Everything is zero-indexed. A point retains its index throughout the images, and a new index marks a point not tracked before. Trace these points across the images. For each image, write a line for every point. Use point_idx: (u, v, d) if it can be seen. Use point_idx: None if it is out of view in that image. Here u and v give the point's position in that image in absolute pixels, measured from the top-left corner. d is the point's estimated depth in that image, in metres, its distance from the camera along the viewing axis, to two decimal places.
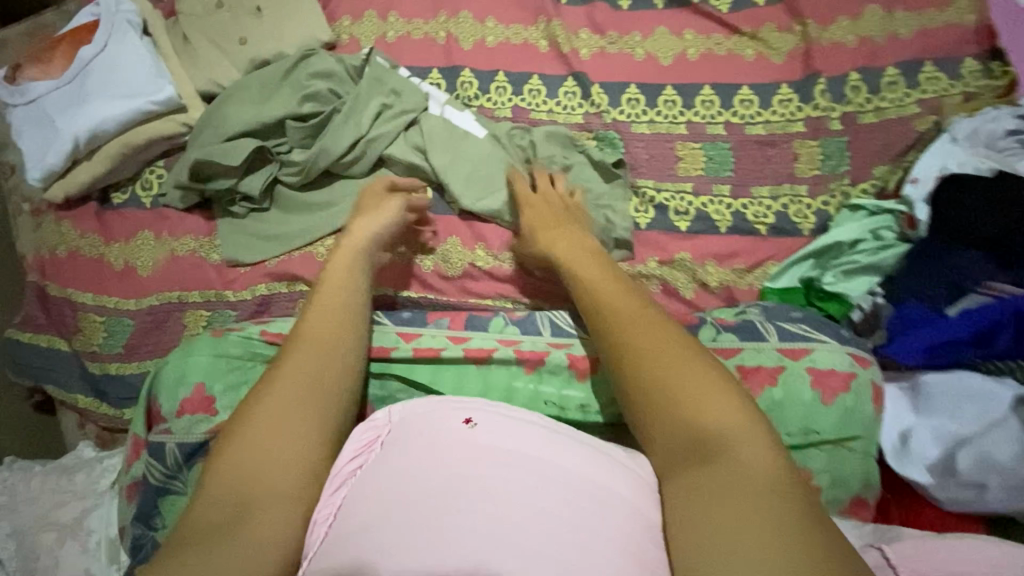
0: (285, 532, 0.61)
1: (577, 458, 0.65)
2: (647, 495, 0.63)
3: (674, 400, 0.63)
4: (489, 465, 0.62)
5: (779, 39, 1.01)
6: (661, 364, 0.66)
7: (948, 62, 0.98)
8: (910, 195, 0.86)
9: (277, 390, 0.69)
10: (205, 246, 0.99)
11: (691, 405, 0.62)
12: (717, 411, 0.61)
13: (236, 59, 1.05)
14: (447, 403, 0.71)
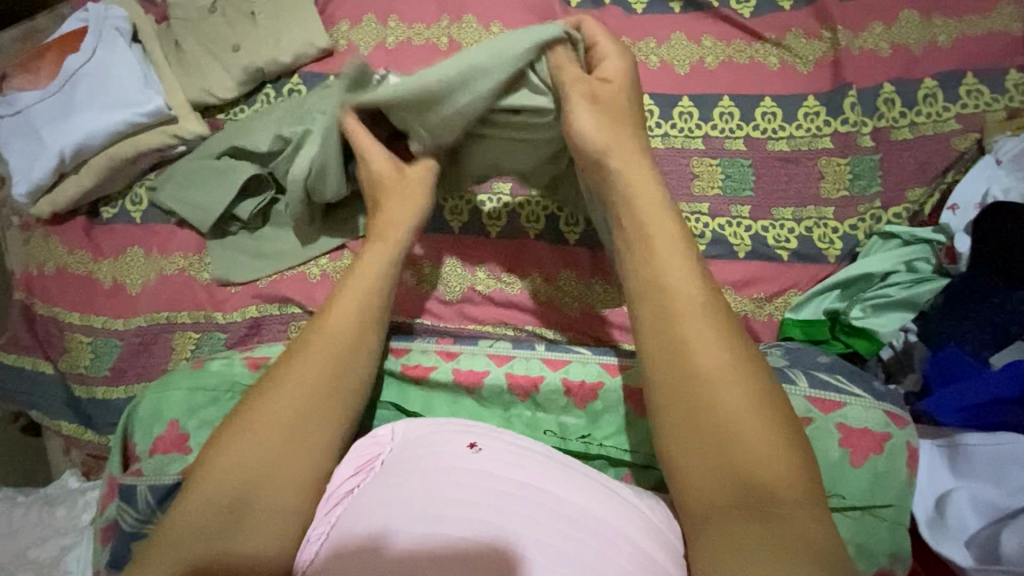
0: (274, 551, 0.56)
1: (588, 494, 0.59)
2: (656, 539, 0.57)
3: (716, 420, 0.55)
4: (497, 502, 0.56)
5: (806, 47, 0.94)
6: (718, 377, 0.56)
7: (991, 74, 0.90)
8: (948, 223, 0.79)
9: (277, 388, 0.63)
10: (195, 265, 0.95)
11: (755, 449, 0.53)
12: (755, 438, 0.53)
13: (228, 66, 1.00)
14: (451, 423, 0.64)
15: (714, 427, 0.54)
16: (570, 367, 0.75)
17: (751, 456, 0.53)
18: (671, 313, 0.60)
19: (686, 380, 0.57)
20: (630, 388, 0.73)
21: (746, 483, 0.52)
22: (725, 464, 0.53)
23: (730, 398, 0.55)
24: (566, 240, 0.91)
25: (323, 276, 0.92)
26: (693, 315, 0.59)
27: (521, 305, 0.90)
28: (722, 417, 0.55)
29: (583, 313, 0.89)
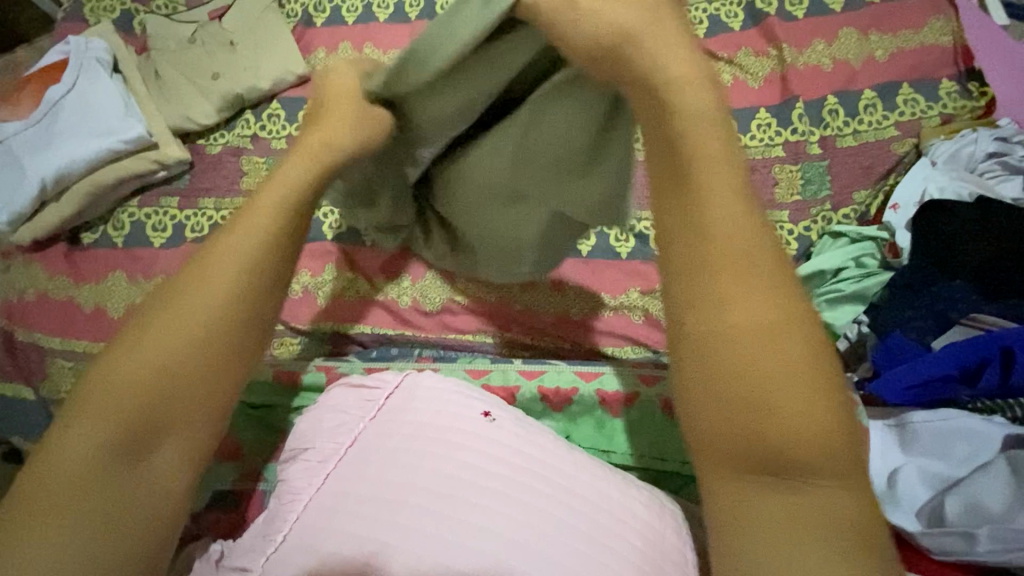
0: (161, 501, 0.45)
1: (574, 460, 0.69)
2: (627, 492, 0.67)
3: (731, 375, 0.39)
4: (506, 465, 0.66)
5: (755, 64, 1.01)
6: (748, 308, 0.39)
7: (925, 85, 0.97)
8: (891, 221, 0.87)
9: (201, 276, 0.49)
10: None
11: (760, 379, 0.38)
12: (796, 390, 0.38)
13: (208, 93, 1.04)
14: (460, 391, 0.73)
15: (756, 389, 0.38)
16: (545, 376, 0.78)
17: (797, 405, 0.37)
18: (695, 235, 0.42)
19: (700, 339, 0.40)
20: (602, 393, 0.76)
21: (779, 468, 0.37)
22: (755, 447, 0.38)
23: (768, 348, 0.38)
24: None
25: (305, 292, 0.96)
26: (732, 258, 0.40)
27: (500, 313, 0.93)
28: (766, 372, 0.38)
29: (558, 319, 0.92)
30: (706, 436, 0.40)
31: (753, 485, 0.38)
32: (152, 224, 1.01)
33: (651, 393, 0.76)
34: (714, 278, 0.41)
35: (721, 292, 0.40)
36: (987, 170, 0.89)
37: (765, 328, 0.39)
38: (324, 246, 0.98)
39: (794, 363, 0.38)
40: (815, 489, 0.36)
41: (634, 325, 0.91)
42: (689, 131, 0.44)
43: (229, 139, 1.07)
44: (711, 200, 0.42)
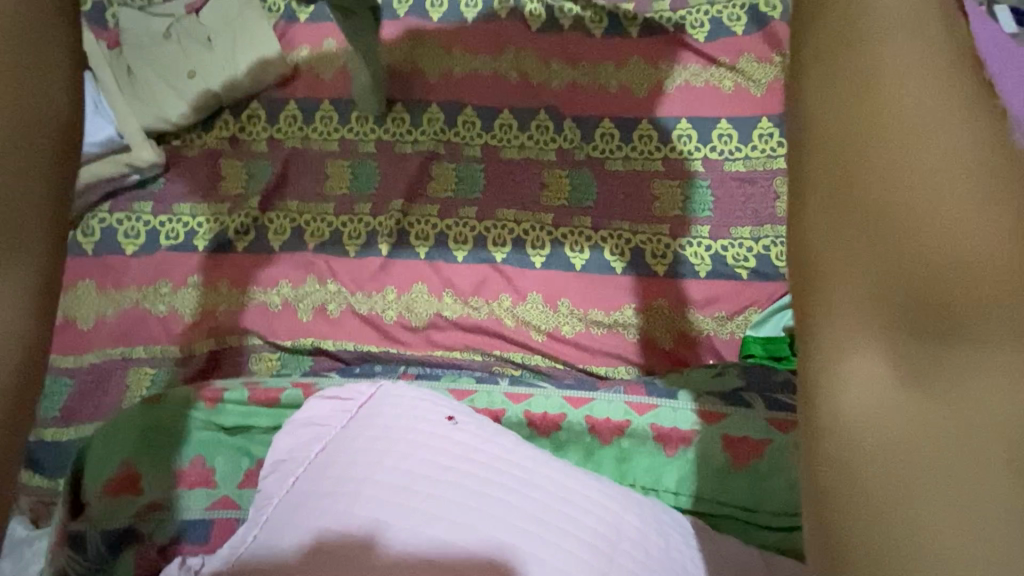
0: None
1: (545, 461, 0.66)
2: (601, 490, 0.64)
3: (879, 252, 0.39)
4: (471, 464, 0.64)
5: (758, 70, 0.97)
6: (946, 180, 0.39)
7: None
8: None
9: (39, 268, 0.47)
10: (149, 296, 0.93)
11: (927, 292, 0.37)
12: (983, 339, 0.35)
13: (184, 93, 0.99)
14: (425, 395, 0.71)
15: (936, 270, 0.37)
16: (533, 400, 0.75)
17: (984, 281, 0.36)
18: (874, 113, 0.42)
19: (876, 249, 0.39)
20: (593, 420, 0.73)
21: (934, 370, 0.36)
22: (918, 354, 0.37)
23: (939, 208, 0.38)
24: (531, 262, 0.92)
25: (285, 304, 0.92)
26: (945, 182, 0.39)
27: (488, 328, 0.89)
28: (948, 257, 0.37)
29: (550, 337, 0.89)
30: (860, 349, 0.38)
31: (897, 392, 0.37)
32: (124, 230, 0.97)
33: (644, 422, 0.72)
34: (896, 180, 0.40)
35: (900, 154, 0.40)
36: None
37: (934, 209, 0.39)
38: (306, 257, 0.94)
39: (987, 248, 0.37)
40: (972, 382, 0.35)
41: (629, 344, 0.88)
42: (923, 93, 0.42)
43: (207, 140, 1.02)
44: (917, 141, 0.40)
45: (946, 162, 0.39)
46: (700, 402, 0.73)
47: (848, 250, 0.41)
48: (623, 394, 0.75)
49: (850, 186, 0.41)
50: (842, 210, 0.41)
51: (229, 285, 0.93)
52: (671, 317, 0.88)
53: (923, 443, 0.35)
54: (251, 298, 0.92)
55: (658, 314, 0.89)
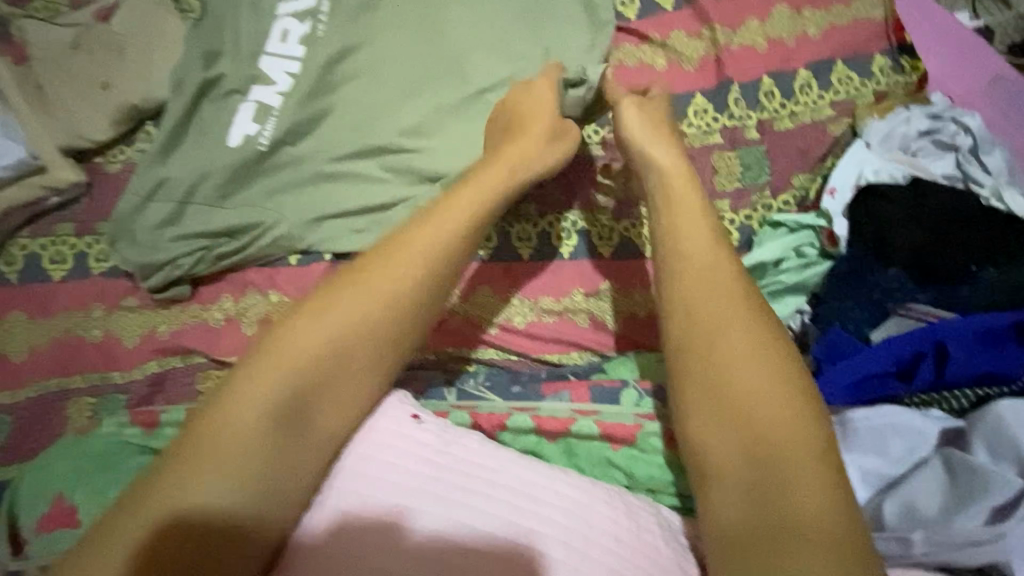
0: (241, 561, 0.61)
1: (507, 458, 0.70)
2: (560, 482, 0.67)
3: (751, 385, 0.58)
4: (448, 470, 0.68)
5: (689, 46, 0.97)
6: (764, 426, 0.56)
7: (858, 60, 0.95)
8: (828, 207, 0.80)
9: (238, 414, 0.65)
10: (82, 323, 0.89)
11: (780, 454, 0.54)
12: (832, 532, 0.50)
13: (100, 107, 0.94)
14: (394, 403, 0.74)
15: (772, 474, 0.54)
16: (481, 406, 0.77)
17: (787, 436, 0.55)
18: (719, 316, 0.62)
19: (741, 426, 0.57)
20: (539, 419, 0.75)
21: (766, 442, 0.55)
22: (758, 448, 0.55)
23: (803, 470, 0.53)
24: (478, 256, 0.91)
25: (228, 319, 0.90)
26: (751, 403, 0.57)
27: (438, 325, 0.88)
28: (799, 495, 0.52)
29: (501, 329, 0.88)
30: (728, 424, 0.58)
31: (754, 522, 0.53)
32: (49, 256, 0.92)
33: (588, 421, 0.74)
34: (745, 418, 0.57)
35: (760, 432, 0.56)
36: (920, 148, 0.86)
37: (767, 394, 0.57)
38: (252, 272, 0.93)
39: (822, 470, 0.53)
40: (807, 530, 0.50)
41: (578, 331, 0.88)
42: (700, 259, 0.66)
43: (130, 155, 0.97)
44: (720, 334, 0.61)
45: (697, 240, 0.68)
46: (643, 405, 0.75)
47: (676, 312, 0.65)
48: (568, 400, 0.77)
49: (754, 360, 0.59)
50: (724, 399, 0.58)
51: (171, 304, 0.91)
52: (617, 300, 0.88)
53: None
54: (190, 317, 0.90)
55: (606, 298, 0.89)
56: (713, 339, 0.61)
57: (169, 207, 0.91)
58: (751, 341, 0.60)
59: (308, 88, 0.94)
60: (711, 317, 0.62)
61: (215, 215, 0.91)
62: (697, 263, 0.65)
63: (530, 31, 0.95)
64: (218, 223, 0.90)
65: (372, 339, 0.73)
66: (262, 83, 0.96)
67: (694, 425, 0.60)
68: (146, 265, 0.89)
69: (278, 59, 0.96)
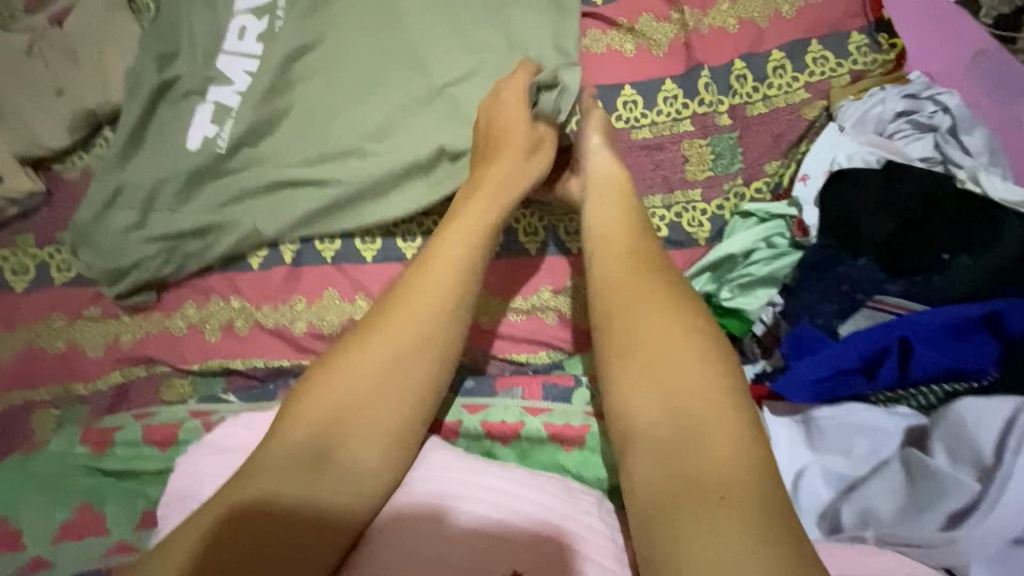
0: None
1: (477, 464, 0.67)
2: (495, 480, 0.64)
3: (668, 346, 0.58)
4: (450, 474, 0.65)
5: (658, 30, 0.94)
6: (677, 377, 0.56)
7: (835, 39, 0.90)
8: (800, 196, 0.77)
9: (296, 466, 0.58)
10: (44, 334, 0.88)
11: (681, 399, 0.55)
12: (729, 464, 0.50)
13: (55, 113, 0.93)
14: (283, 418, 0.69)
15: (682, 426, 0.54)
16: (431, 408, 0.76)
17: (702, 392, 0.55)
18: (634, 276, 0.65)
19: (652, 380, 0.57)
20: (489, 424, 0.74)
21: (682, 401, 0.55)
22: (678, 409, 0.55)
23: (705, 416, 0.54)
24: None
25: (191, 326, 0.88)
26: (659, 355, 0.58)
27: None
28: (702, 448, 0.52)
29: (469, 330, 0.86)
30: (647, 385, 0.57)
31: (662, 474, 0.53)
32: (10, 266, 0.91)
33: (537, 422, 0.73)
34: (655, 370, 0.58)
35: (674, 383, 0.56)
36: (896, 130, 0.82)
37: (673, 342, 0.58)
38: (210, 277, 0.90)
39: (723, 407, 0.54)
40: (708, 468, 0.50)
41: (546, 329, 0.86)
42: (619, 229, 0.70)
43: (90, 161, 0.96)
44: (633, 292, 0.63)
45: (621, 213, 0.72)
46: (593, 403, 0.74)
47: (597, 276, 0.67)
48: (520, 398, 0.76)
49: (663, 314, 0.60)
50: (639, 355, 0.59)
51: (132, 311, 0.89)
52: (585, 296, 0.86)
53: (753, 544, 0.45)
54: (153, 325, 0.89)
55: (572, 293, 0.86)
56: (626, 298, 0.63)
57: (132, 213, 0.89)
58: (661, 297, 0.62)
59: (266, 87, 0.91)
60: (629, 275, 0.65)
61: (183, 214, 0.88)
62: (614, 228, 0.70)
63: (494, 17, 0.91)
64: (189, 223, 0.87)
65: (429, 349, 0.67)
66: (218, 83, 0.93)
67: (619, 387, 0.59)
68: (113, 270, 0.87)
69: (235, 58, 0.94)
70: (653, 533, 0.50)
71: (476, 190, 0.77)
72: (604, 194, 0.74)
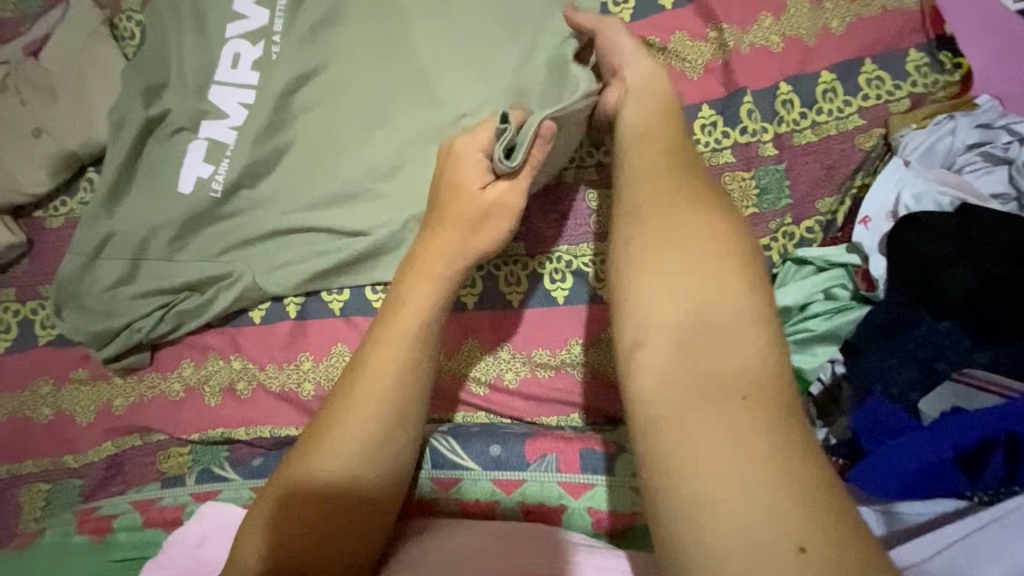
0: None
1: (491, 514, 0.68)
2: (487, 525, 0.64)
3: (697, 244, 0.47)
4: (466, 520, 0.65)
5: (693, 49, 0.84)
6: (698, 271, 0.46)
7: (891, 58, 0.81)
8: (862, 242, 0.73)
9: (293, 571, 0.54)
10: (28, 403, 0.81)
11: (701, 296, 0.44)
12: (752, 384, 0.40)
13: (33, 157, 0.84)
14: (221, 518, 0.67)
15: (699, 329, 0.43)
16: (462, 490, 0.68)
17: (736, 304, 0.44)
18: (655, 176, 0.55)
19: (666, 273, 0.46)
20: (526, 506, 0.67)
21: (709, 305, 0.44)
22: (704, 317, 0.44)
23: (729, 318, 0.43)
24: (463, 305, 0.80)
25: (187, 390, 0.81)
26: (676, 248, 0.47)
27: None
28: (732, 369, 0.41)
29: (494, 388, 0.79)
30: (665, 280, 0.46)
31: (673, 379, 0.42)
32: None
33: (581, 506, 0.66)
34: (669, 261, 0.47)
35: (691, 277, 0.45)
36: (967, 163, 0.75)
37: (698, 240, 0.47)
38: (209, 334, 0.82)
39: (752, 313, 0.44)
40: (727, 379, 0.41)
41: (581, 387, 0.78)
42: (642, 138, 0.62)
43: (73, 207, 0.88)
44: (650, 190, 0.53)
45: (642, 130, 0.63)
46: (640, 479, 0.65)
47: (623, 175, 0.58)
48: (556, 472, 0.68)
49: (681, 206, 0.50)
50: (654, 245, 0.48)
51: (123, 373, 0.82)
52: None
53: (788, 484, 0.36)
54: (146, 388, 0.81)
55: (608, 346, 0.77)
56: (642, 198, 0.53)
57: (122, 265, 0.81)
58: (685, 195, 0.51)
59: (257, 122, 0.81)
60: (649, 179, 0.55)
61: (173, 268, 0.80)
62: (630, 142, 0.62)
63: (518, 27, 0.78)
64: (181, 278, 0.79)
65: (400, 427, 0.58)
66: (211, 117, 0.83)
67: (633, 285, 0.48)
68: (101, 332, 0.80)
69: (227, 88, 0.83)
70: (654, 449, 0.40)
71: (410, 270, 0.63)
72: (638, 110, 0.66)
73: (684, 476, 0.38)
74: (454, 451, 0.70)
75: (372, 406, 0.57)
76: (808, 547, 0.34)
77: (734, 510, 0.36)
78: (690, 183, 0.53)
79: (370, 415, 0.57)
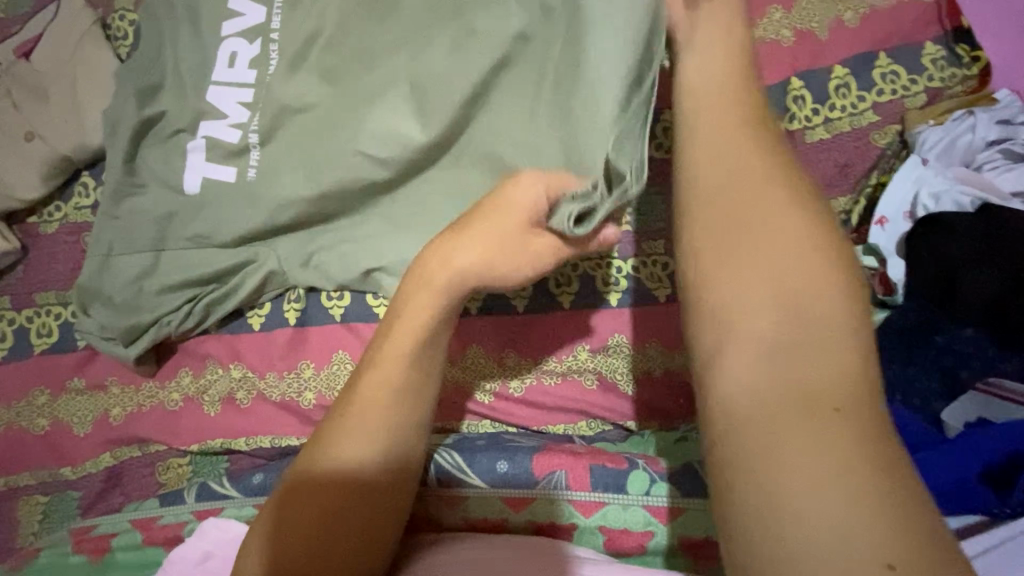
0: None
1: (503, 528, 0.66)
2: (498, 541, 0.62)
3: (787, 239, 0.44)
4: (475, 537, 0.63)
5: None
6: (784, 262, 0.43)
7: (907, 52, 0.78)
8: (879, 243, 0.70)
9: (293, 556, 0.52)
10: (25, 414, 0.80)
11: (786, 289, 0.42)
12: (846, 388, 0.37)
13: (24, 162, 0.83)
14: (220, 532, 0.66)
15: (790, 324, 0.40)
16: (469, 507, 0.67)
17: (826, 310, 0.41)
18: (732, 141, 0.49)
19: (748, 257, 0.44)
20: (536, 524, 0.66)
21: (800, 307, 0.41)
22: (794, 318, 0.41)
23: (820, 313, 0.40)
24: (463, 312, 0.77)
25: (186, 399, 0.79)
26: (763, 233, 0.44)
27: None
28: (821, 371, 0.38)
29: (498, 395, 0.77)
30: (746, 278, 0.43)
31: (761, 370, 0.40)
32: None
33: (592, 525, 0.65)
34: (751, 242, 0.44)
35: (778, 267, 0.43)
36: (987, 160, 0.76)
37: (784, 225, 0.44)
38: (207, 341, 0.80)
39: (843, 314, 0.40)
40: (816, 379, 0.38)
41: (588, 395, 0.75)
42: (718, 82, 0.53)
43: (66, 212, 0.86)
44: (728, 162, 0.48)
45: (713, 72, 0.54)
46: (652, 497, 0.64)
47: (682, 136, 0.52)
48: (566, 492, 0.66)
49: (764, 184, 0.46)
50: (736, 225, 0.45)
51: (119, 383, 0.80)
52: (632, 355, 0.75)
53: (882, 496, 0.33)
54: (144, 398, 0.79)
55: (617, 352, 0.75)
56: (719, 162, 0.48)
57: (144, 257, 0.77)
58: (769, 170, 0.47)
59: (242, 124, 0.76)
60: (719, 143, 0.49)
61: (206, 255, 0.77)
62: (705, 88, 0.53)
63: None
64: (222, 265, 0.76)
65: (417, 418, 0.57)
66: (212, 118, 0.77)
67: (709, 276, 0.45)
68: (132, 327, 0.77)
69: (227, 89, 0.77)
70: (739, 442, 0.38)
71: (425, 278, 0.58)
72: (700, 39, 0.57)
73: (772, 476, 0.35)
74: (461, 466, 0.68)
75: (390, 409, 0.55)
76: (898, 565, 0.31)
77: (820, 520, 0.33)
78: (777, 160, 0.48)
79: (384, 413, 0.55)
